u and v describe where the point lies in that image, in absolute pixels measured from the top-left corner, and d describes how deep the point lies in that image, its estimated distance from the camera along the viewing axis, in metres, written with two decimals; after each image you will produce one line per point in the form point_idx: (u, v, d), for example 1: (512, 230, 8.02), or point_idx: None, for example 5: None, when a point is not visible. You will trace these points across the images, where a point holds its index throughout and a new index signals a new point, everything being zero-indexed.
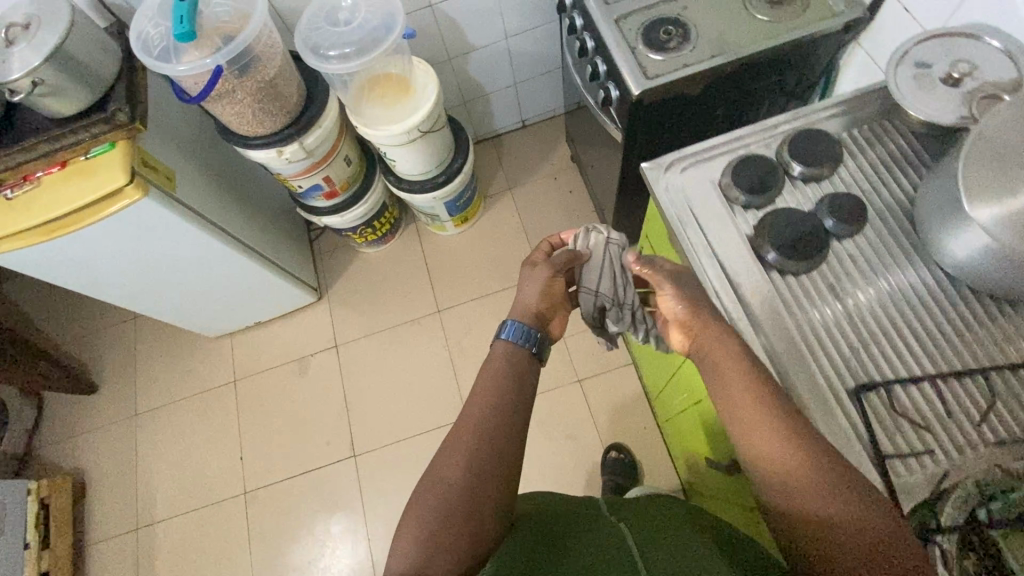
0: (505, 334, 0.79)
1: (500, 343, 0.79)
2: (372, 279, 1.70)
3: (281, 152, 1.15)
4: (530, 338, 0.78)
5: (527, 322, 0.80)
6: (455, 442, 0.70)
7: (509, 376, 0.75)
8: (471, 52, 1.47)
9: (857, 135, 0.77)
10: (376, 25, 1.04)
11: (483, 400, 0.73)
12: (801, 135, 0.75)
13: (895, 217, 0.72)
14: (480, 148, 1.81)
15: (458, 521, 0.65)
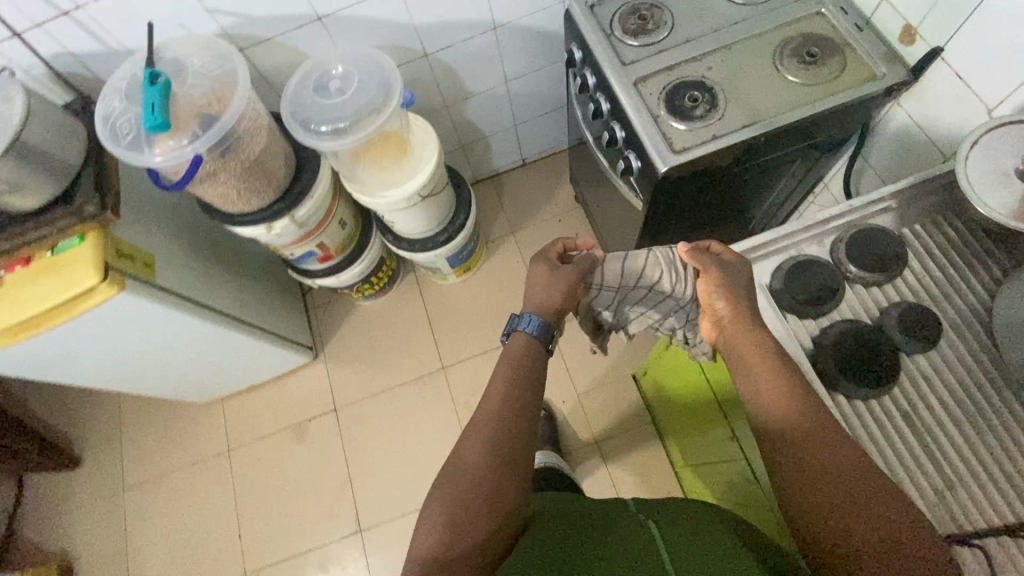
0: (514, 326, 0.82)
1: (513, 336, 0.81)
2: (371, 334, 1.60)
3: (271, 228, 1.05)
4: (541, 330, 0.81)
5: (546, 318, 0.82)
6: (468, 436, 0.69)
7: (521, 367, 0.77)
8: (469, 98, 1.38)
9: (919, 230, 0.70)
10: (372, 95, 0.95)
11: (493, 391, 0.74)
12: (860, 235, 0.68)
13: (972, 330, 0.65)
14: (479, 189, 1.72)
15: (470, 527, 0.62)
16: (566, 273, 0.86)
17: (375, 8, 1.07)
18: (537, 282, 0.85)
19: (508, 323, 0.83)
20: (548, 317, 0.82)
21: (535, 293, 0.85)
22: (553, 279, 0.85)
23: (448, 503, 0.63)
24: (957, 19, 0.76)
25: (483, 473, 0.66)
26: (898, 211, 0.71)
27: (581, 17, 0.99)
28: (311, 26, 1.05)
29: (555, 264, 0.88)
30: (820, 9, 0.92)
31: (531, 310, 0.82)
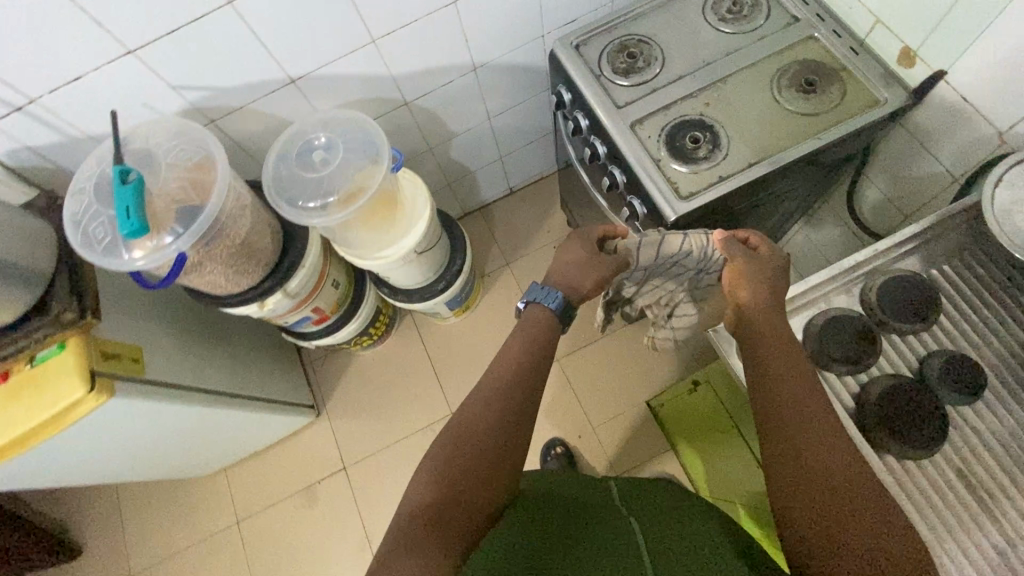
0: (535, 297, 0.82)
1: (534, 308, 0.81)
2: (373, 385, 1.55)
3: (263, 304, 1.00)
4: (563, 308, 0.81)
5: (570, 297, 0.82)
6: (472, 404, 0.70)
7: (531, 341, 0.77)
8: (452, 137, 1.33)
9: (946, 271, 0.70)
10: (359, 165, 0.90)
11: (500, 364, 0.75)
12: (892, 283, 0.68)
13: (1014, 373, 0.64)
14: (468, 222, 1.67)
15: (462, 494, 0.63)
16: (600, 262, 0.84)
17: (350, 63, 1.02)
18: (566, 260, 0.83)
19: (529, 291, 0.83)
20: (572, 296, 0.82)
21: (562, 267, 0.83)
22: (585, 262, 0.83)
23: (442, 462, 0.65)
24: (959, 43, 0.74)
25: (483, 434, 0.67)
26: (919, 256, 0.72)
27: (567, 60, 0.95)
28: (284, 89, 1.00)
29: (590, 246, 0.85)
30: (813, 33, 0.89)
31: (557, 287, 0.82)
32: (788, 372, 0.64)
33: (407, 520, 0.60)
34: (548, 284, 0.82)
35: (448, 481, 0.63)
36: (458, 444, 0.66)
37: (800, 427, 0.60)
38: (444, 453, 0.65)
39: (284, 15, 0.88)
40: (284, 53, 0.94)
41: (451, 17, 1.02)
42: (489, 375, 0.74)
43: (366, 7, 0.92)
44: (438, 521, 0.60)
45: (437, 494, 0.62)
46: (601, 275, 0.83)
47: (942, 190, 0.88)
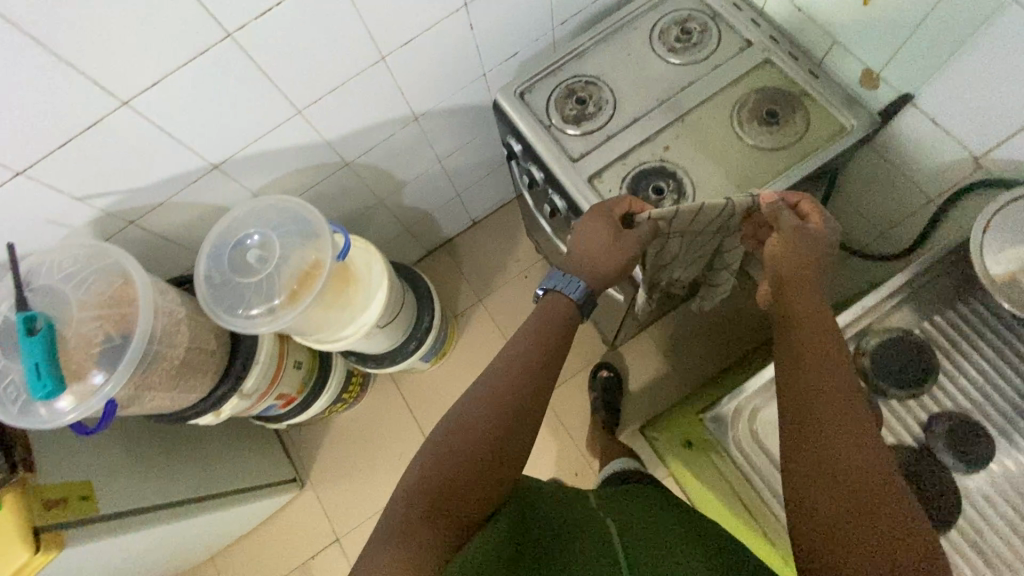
0: (557, 285, 0.78)
1: (555, 296, 0.78)
2: (356, 447, 1.48)
3: (219, 413, 0.92)
4: (586, 300, 0.77)
5: (593, 286, 0.78)
6: (491, 386, 0.69)
7: (542, 326, 0.75)
8: (403, 186, 1.25)
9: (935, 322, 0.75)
10: (303, 258, 0.83)
11: (522, 344, 0.73)
12: (886, 348, 0.72)
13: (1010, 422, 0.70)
14: (434, 260, 1.59)
15: (469, 479, 0.61)
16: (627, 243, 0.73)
17: (278, 137, 0.92)
18: (586, 242, 0.75)
19: (550, 278, 0.79)
20: (596, 282, 0.76)
21: (581, 251, 0.75)
22: (607, 247, 0.74)
23: (455, 441, 0.64)
24: (926, 66, 0.69)
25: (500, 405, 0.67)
26: (910, 307, 0.76)
27: (513, 111, 0.88)
28: (209, 176, 0.91)
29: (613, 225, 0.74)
30: (769, 57, 0.84)
31: (580, 276, 0.76)
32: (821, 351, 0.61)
33: (413, 494, 0.59)
34: (568, 271, 0.78)
35: (457, 461, 0.62)
36: (468, 423, 0.66)
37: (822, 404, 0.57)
38: (457, 433, 0.65)
39: (192, 105, 0.78)
40: (200, 142, 0.84)
41: (381, 73, 0.93)
42: (511, 355, 0.72)
43: (284, 79, 0.83)
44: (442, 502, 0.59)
45: (446, 471, 0.61)
46: (627, 259, 0.74)
47: (913, 213, 0.85)
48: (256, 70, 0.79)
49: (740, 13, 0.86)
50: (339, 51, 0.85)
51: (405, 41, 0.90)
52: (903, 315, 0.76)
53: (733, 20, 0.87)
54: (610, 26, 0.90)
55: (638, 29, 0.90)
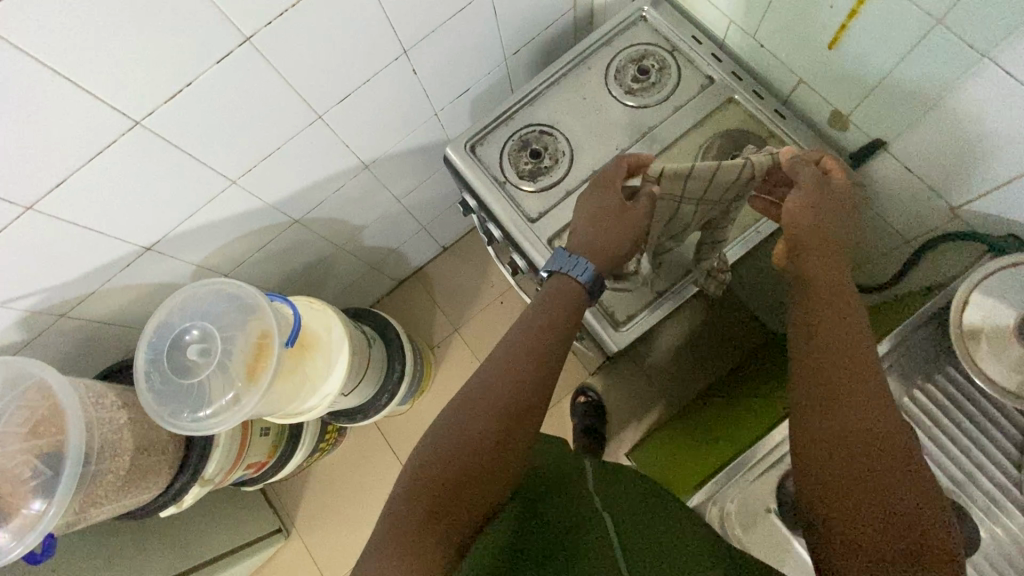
0: (563, 267, 0.69)
1: (559, 279, 0.68)
2: (341, 491, 1.44)
3: (182, 502, 0.86)
4: (597, 283, 0.68)
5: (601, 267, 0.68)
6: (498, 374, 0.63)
7: (547, 312, 0.67)
8: (362, 229, 1.18)
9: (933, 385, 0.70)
10: (251, 341, 0.77)
11: (531, 326, 0.66)
12: None
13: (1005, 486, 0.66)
14: (406, 292, 1.54)
15: (467, 481, 0.56)
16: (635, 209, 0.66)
17: (215, 209, 0.86)
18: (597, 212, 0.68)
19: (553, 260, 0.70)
20: (607, 259, 0.68)
21: (587, 222, 0.68)
22: (617, 217, 0.67)
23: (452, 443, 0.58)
24: (898, 114, 0.64)
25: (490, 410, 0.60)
26: (896, 375, 0.70)
27: (464, 167, 0.82)
28: (143, 257, 0.84)
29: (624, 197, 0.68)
30: (732, 95, 0.78)
31: (587, 255, 0.67)
32: (837, 311, 0.57)
33: (410, 490, 0.55)
34: (574, 250, 0.68)
35: (455, 462, 0.57)
36: (463, 424, 0.60)
37: (830, 367, 0.53)
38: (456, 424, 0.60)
39: (109, 196, 0.72)
40: (126, 229, 0.78)
41: (321, 131, 0.87)
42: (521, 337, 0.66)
43: (212, 153, 0.77)
44: (439, 498, 0.55)
45: (440, 478, 0.56)
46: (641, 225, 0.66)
47: (888, 253, 0.81)
48: (177, 150, 0.73)
49: (700, 47, 0.80)
50: (269, 117, 0.78)
51: (343, 97, 0.84)
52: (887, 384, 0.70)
53: (691, 55, 0.81)
54: (564, 65, 0.83)
55: (592, 68, 0.83)
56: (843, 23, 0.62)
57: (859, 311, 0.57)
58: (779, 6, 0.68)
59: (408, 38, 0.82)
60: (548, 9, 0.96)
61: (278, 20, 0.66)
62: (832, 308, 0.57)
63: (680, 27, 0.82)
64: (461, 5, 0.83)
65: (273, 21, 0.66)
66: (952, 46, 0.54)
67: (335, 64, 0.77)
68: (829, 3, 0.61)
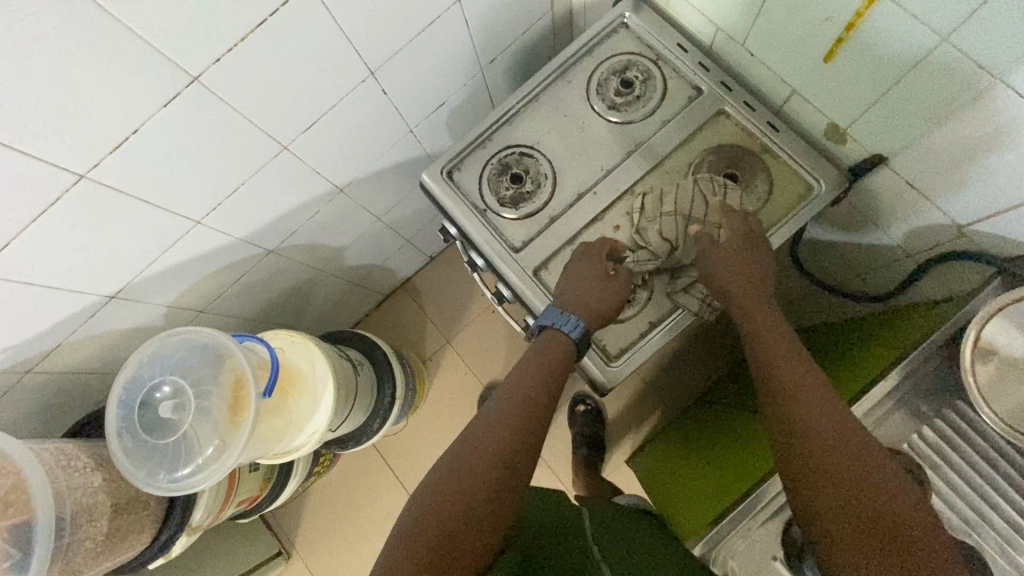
0: (554, 323, 0.68)
1: (551, 339, 0.69)
2: (340, 511, 1.41)
3: (169, 554, 0.83)
4: (586, 339, 0.68)
5: (592, 324, 0.68)
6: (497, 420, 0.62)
7: (540, 368, 0.66)
8: (343, 249, 1.13)
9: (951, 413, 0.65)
10: (230, 391, 0.74)
11: (524, 375, 0.66)
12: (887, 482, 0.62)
13: None
14: (395, 305, 1.50)
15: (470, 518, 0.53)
16: (614, 281, 0.69)
17: (182, 250, 0.81)
18: (583, 278, 0.68)
19: (546, 316, 0.69)
20: (597, 319, 0.68)
21: (574, 284, 0.68)
22: (604, 281, 0.68)
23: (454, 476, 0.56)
24: (899, 131, 0.60)
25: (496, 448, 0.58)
26: (903, 409, 0.65)
27: (442, 196, 0.77)
28: (109, 305, 0.80)
29: (604, 262, 0.69)
30: (721, 107, 0.73)
31: (577, 310, 0.67)
32: (781, 349, 0.62)
33: (412, 530, 0.52)
34: (564, 309, 0.68)
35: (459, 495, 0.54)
36: (467, 460, 0.57)
37: (806, 424, 0.55)
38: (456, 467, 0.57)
39: (62, 250, 0.67)
40: (84, 281, 0.73)
41: (289, 161, 0.82)
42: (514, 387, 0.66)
43: (170, 196, 0.72)
44: (445, 544, 0.51)
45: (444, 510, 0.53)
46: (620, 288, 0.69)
47: (889, 264, 0.78)
48: (132, 197, 0.68)
49: (687, 55, 0.75)
50: (231, 153, 0.73)
51: (309, 125, 0.78)
52: (896, 420, 0.65)
53: (677, 64, 0.76)
54: (542, 80, 0.78)
55: (573, 82, 0.78)
56: (840, 36, 0.57)
57: (801, 359, 0.61)
58: (769, 17, 0.63)
59: (374, 59, 0.76)
60: (524, 13, 0.90)
61: (227, 54, 0.61)
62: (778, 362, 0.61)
63: (665, 33, 0.76)
64: (429, 19, 0.77)
65: (223, 56, 0.61)
66: (959, 65, 0.50)
67: (297, 92, 0.72)
68: (825, 15, 0.56)
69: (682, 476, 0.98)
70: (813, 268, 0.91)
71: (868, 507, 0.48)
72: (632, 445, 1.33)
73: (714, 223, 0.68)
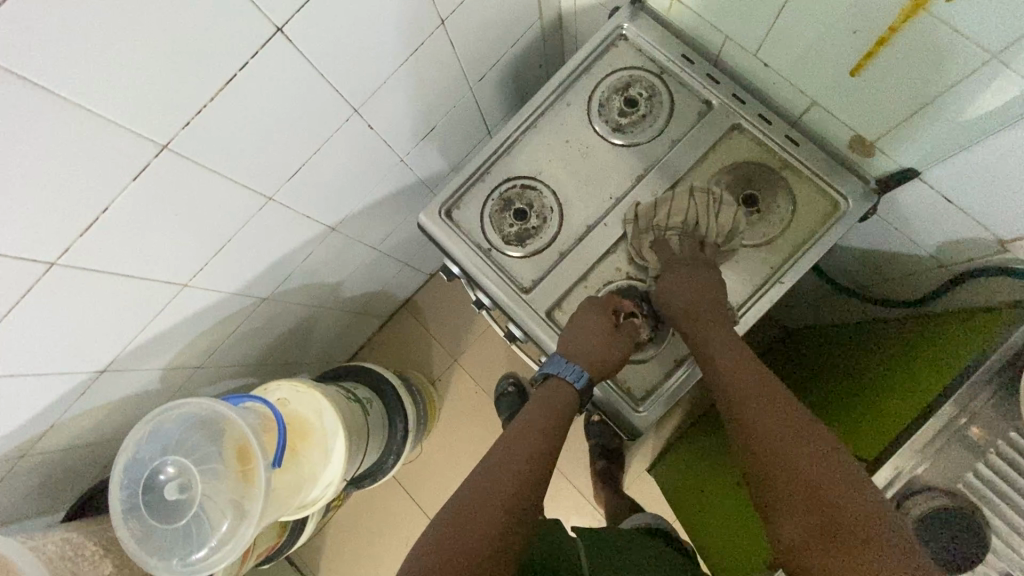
0: (560, 371, 0.67)
1: (553, 383, 0.68)
2: (359, 539, 1.39)
3: None
4: (588, 390, 0.67)
5: (598, 373, 0.65)
6: (510, 465, 0.60)
7: (547, 419, 0.65)
8: (340, 283, 1.09)
9: None
10: (230, 462, 0.71)
11: (530, 424, 0.64)
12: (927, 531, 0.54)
13: None
14: (398, 326, 1.45)
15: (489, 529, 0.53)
16: (620, 334, 0.66)
17: (172, 313, 0.77)
18: (592, 334, 0.64)
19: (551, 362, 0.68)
20: (607, 372, 0.66)
21: (580, 339, 0.65)
22: (609, 335, 0.65)
23: (474, 492, 0.56)
24: (931, 146, 0.56)
25: (514, 469, 0.59)
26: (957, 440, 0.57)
27: (442, 238, 0.73)
28: (101, 379, 0.75)
29: (609, 314, 0.66)
30: (735, 122, 0.68)
31: (583, 362, 0.65)
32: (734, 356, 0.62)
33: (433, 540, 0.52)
34: (569, 357, 0.66)
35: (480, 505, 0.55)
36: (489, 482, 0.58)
37: (763, 433, 0.56)
38: (475, 508, 0.54)
39: (44, 337, 0.63)
40: (71, 361, 0.69)
41: (276, 211, 0.77)
42: (523, 433, 0.63)
43: (151, 265, 0.67)
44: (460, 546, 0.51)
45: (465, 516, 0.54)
46: (626, 341, 0.66)
47: (922, 271, 0.72)
48: (112, 274, 0.63)
49: (694, 67, 0.70)
50: (214, 214, 0.68)
51: (293, 173, 0.73)
52: (954, 455, 0.56)
53: (683, 77, 0.70)
54: (539, 105, 0.73)
55: (572, 103, 0.73)
56: (870, 50, 0.52)
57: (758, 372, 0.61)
58: (785, 29, 0.58)
59: (357, 96, 0.71)
60: (513, 27, 0.84)
61: (196, 118, 0.56)
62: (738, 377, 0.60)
63: (668, 43, 0.70)
64: (413, 47, 0.71)
65: (192, 120, 0.56)
66: (1009, 82, 0.45)
67: (276, 143, 0.67)
68: (850, 28, 0.52)
69: (713, 492, 0.95)
70: (836, 275, 0.87)
71: (811, 492, 0.50)
72: (650, 453, 1.30)
73: (669, 257, 0.68)
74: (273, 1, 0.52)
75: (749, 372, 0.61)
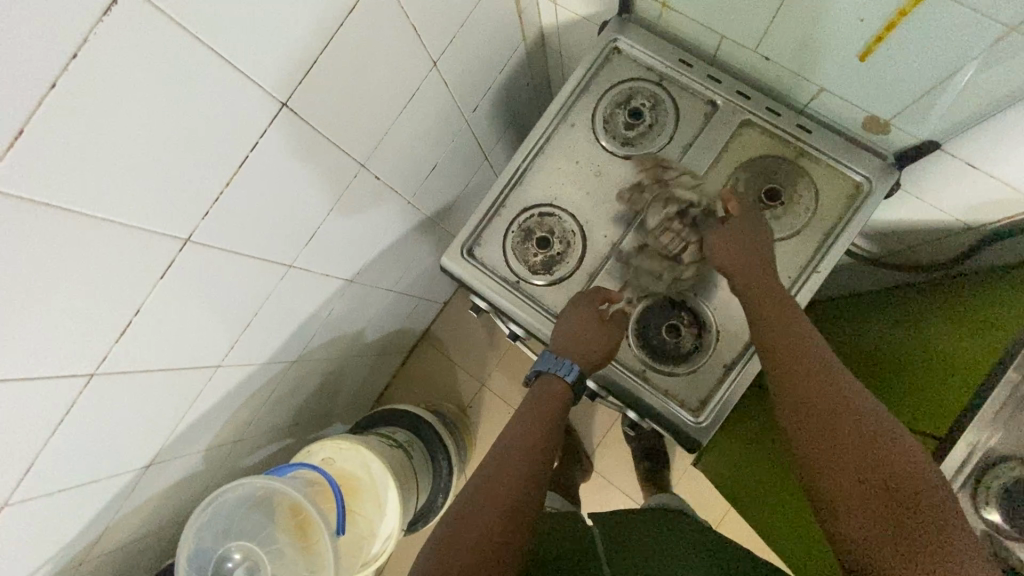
0: (551, 367, 0.68)
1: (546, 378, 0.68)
2: None
3: None
4: (581, 381, 0.68)
5: (582, 365, 0.67)
6: (512, 461, 0.60)
7: (540, 415, 0.65)
8: (362, 330, 1.08)
9: None
10: (287, 541, 0.71)
11: (524, 422, 0.65)
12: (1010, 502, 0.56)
13: None
14: (421, 359, 1.45)
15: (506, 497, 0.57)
16: (607, 326, 0.67)
17: (210, 396, 0.76)
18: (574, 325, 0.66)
19: (541, 360, 0.69)
20: (597, 363, 0.67)
21: (566, 332, 0.66)
22: (597, 324, 0.66)
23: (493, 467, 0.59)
24: (948, 115, 0.56)
25: (524, 445, 0.62)
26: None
27: (469, 278, 0.72)
28: (149, 473, 0.75)
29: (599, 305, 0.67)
30: (743, 117, 0.68)
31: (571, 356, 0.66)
32: (786, 339, 0.58)
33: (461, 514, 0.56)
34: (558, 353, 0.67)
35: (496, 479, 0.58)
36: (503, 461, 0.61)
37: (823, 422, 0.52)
38: (479, 512, 0.55)
39: (94, 446, 0.62)
40: (120, 463, 0.68)
41: (297, 276, 0.76)
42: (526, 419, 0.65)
43: (184, 354, 0.66)
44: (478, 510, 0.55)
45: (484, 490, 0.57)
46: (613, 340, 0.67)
47: (949, 234, 0.72)
48: (148, 371, 0.63)
49: (693, 70, 0.69)
50: (239, 292, 0.68)
51: (309, 238, 0.73)
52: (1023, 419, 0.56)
53: (684, 81, 0.70)
54: (544, 131, 0.72)
55: (576, 124, 0.72)
56: (878, 36, 0.52)
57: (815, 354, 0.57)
58: (786, 25, 0.57)
59: (361, 151, 0.70)
60: (500, 54, 0.84)
61: (213, 207, 0.55)
62: (791, 358, 0.57)
63: (663, 51, 0.70)
64: (409, 94, 0.71)
65: (210, 209, 0.55)
66: None
67: (291, 213, 0.66)
68: (857, 17, 0.51)
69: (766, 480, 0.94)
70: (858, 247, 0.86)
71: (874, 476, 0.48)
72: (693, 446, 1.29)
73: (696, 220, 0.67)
74: (275, 78, 0.52)
75: (797, 352, 0.57)
